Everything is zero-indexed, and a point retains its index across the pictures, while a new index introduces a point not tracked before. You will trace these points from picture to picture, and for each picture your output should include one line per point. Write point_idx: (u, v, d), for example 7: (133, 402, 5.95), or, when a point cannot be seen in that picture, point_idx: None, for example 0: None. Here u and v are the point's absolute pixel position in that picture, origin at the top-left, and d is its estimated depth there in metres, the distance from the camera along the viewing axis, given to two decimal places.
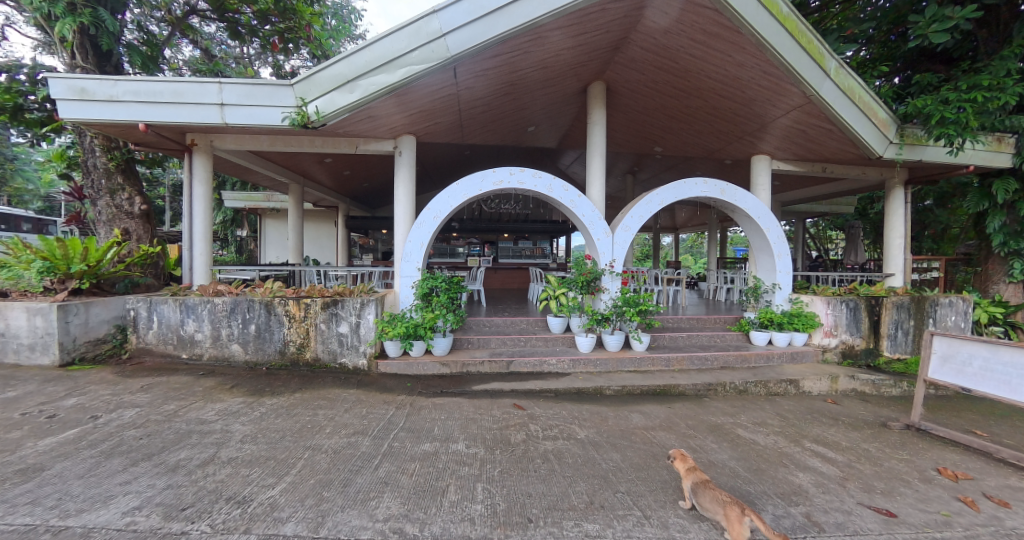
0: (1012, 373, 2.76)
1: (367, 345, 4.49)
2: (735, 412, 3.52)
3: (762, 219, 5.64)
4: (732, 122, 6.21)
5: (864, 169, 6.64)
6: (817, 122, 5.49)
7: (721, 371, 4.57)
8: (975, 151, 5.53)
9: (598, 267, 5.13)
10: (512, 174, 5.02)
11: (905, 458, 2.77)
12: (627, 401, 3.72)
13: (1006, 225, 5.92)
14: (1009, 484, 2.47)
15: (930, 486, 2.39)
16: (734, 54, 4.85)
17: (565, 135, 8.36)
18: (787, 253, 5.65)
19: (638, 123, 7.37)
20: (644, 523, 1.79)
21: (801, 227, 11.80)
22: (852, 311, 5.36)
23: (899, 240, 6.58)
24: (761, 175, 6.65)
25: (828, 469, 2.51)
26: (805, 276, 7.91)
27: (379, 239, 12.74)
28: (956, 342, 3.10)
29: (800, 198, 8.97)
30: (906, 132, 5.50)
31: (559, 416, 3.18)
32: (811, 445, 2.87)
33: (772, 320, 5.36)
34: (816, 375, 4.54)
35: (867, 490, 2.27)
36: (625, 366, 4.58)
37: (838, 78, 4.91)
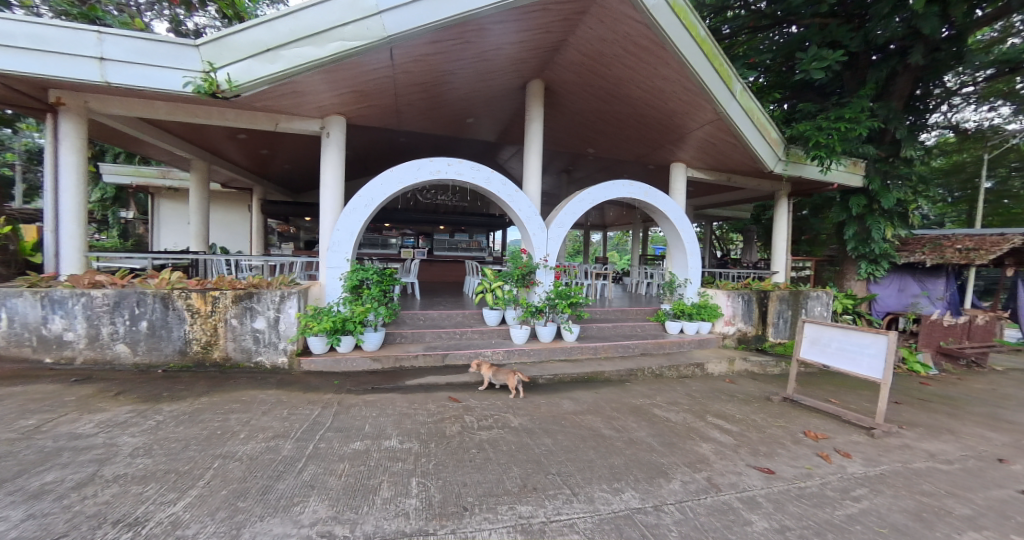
0: (859, 352, 3.41)
1: (288, 342, 4.15)
2: (652, 393, 3.90)
3: (678, 220, 6.24)
4: (656, 130, 6.74)
5: (760, 181, 7.59)
6: (725, 137, 6.20)
7: (642, 357, 5.02)
8: (838, 172, 6.68)
9: (533, 261, 5.28)
10: (450, 165, 4.94)
11: (783, 425, 3.31)
12: (559, 388, 3.91)
13: (856, 233, 7.28)
14: (852, 440, 3.09)
15: (799, 446, 2.88)
16: (660, 68, 5.27)
17: (504, 130, 8.39)
18: (698, 252, 6.32)
19: (573, 124, 7.66)
20: (572, 500, 1.92)
21: (709, 228, 13.33)
22: (746, 303, 6.20)
23: (783, 243, 7.71)
24: (677, 181, 7.34)
25: (725, 438, 2.91)
26: (709, 272, 8.96)
27: (302, 227, 11.75)
28: (822, 327, 3.76)
29: (710, 203, 10.09)
30: (791, 151, 6.44)
31: (494, 406, 3.25)
32: (713, 419, 3.29)
33: (685, 311, 5.99)
34: (718, 359, 5.21)
35: (754, 454, 2.66)
36: (557, 355, 4.79)
37: (742, 99, 5.60)
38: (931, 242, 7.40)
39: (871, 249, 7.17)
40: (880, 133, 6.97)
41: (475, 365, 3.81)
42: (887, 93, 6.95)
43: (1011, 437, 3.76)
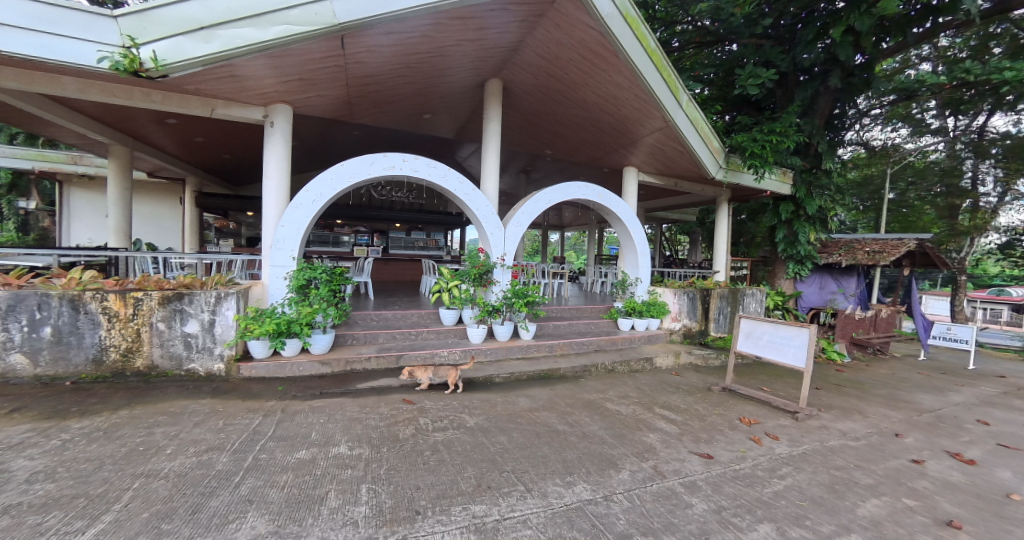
0: (787, 344, 3.75)
1: (224, 347, 3.83)
2: (605, 388, 4.05)
3: (629, 222, 6.51)
4: (610, 134, 6.96)
5: (703, 187, 8.08)
6: (672, 144, 6.55)
7: (596, 353, 5.18)
8: (770, 181, 7.29)
9: (490, 260, 5.26)
10: (405, 161, 4.80)
11: (721, 413, 3.56)
12: (515, 386, 3.94)
13: (785, 235, 7.98)
14: (779, 424, 3.40)
15: (735, 432, 3.12)
16: (613, 75, 5.47)
17: (462, 128, 8.29)
18: (647, 252, 6.62)
19: (530, 124, 7.72)
20: (526, 496, 1.94)
21: (659, 230, 14.05)
22: (690, 300, 6.62)
23: (723, 244, 8.28)
24: (630, 184, 7.63)
25: (671, 427, 3.08)
26: (658, 271, 9.43)
27: (243, 222, 10.92)
28: (756, 322, 4.08)
29: (659, 206, 10.63)
30: (731, 160, 6.93)
31: (449, 407, 3.21)
32: (660, 411, 3.46)
33: (635, 308, 6.26)
34: (665, 354, 5.51)
35: (696, 440, 2.85)
36: (514, 354, 4.82)
37: (687, 109, 5.95)
38: (846, 245, 8.30)
39: (797, 250, 7.92)
40: (805, 147, 7.71)
41: (408, 370, 3.62)
42: (811, 112, 7.69)
43: (906, 415, 4.32)
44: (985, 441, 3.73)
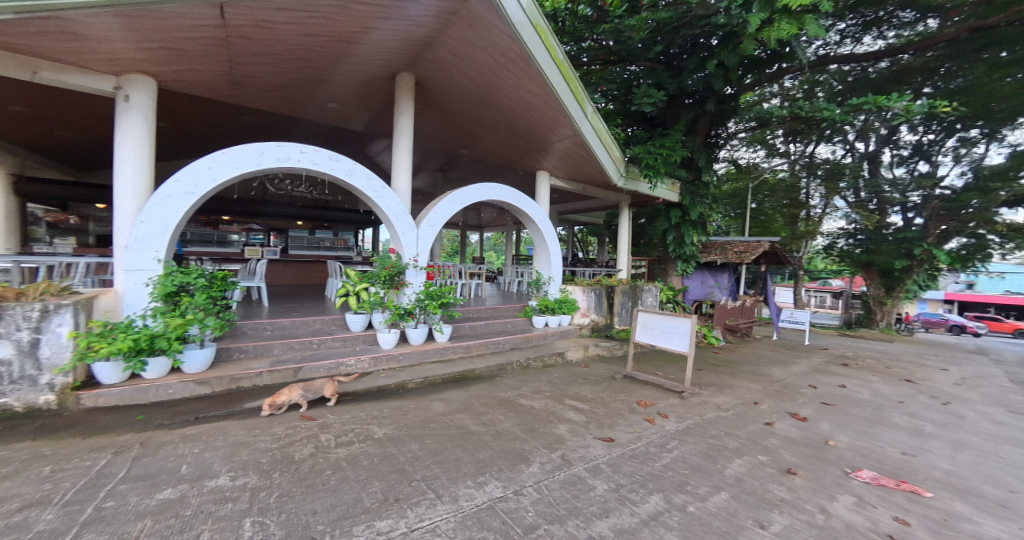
0: (676, 332, 4.27)
1: (55, 374, 3.05)
2: (519, 385, 4.16)
3: (542, 224, 6.78)
4: (524, 138, 7.18)
5: (608, 192, 8.78)
6: (580, 151, 7.00)
7: (511, 352, 5.29)
8: (660, 189, 8.20)
9: (402, 261, 5.05)
10: (303, 153, 4.35)
11: (623, 399, 3.90)
12: (429, 390, 3.83)
13: (674, 237, 9.08)
14: (669, 404, 3.84)
15: (633, 415, 3.45)
16: (525, 81, 5.65)
17: (372, 122, 7.80)
18: (559, 253, 6.97)
19: (445, 124, 7.57)
20: (437, 503, 1.89)
21: (571, 232, 14.93)
22: (597, 296, 7.18)
23: (625, 245, 9.06)
24: (542, 187, 7.94)
25: (578, 417, 3.27)
26: (569, 271, 10.02)
27: (90, 216, 8.91)
28: (651, 315, 4.56)
29: (570, 209, 11.29)
30: (631, 169, 7.64)
31: (356, 419, 2.99)
32: (570, 402, 3.67)
33: (548, 306, 6.54)
34: (576, 347, 5.88)
35: (600, 427, 3.07)
36: (429, 357, 4.69)
37: (592, 120, 6.43)
38: (720, 246, 9.72)
39: (685, 250, 9.08)
40: (690, 161, 8.86)
41: (269, 405, 3.03)
42: (694, 131, 8.83)
43: (763, 386, 5.23)
44: (814, 402, 4.69)
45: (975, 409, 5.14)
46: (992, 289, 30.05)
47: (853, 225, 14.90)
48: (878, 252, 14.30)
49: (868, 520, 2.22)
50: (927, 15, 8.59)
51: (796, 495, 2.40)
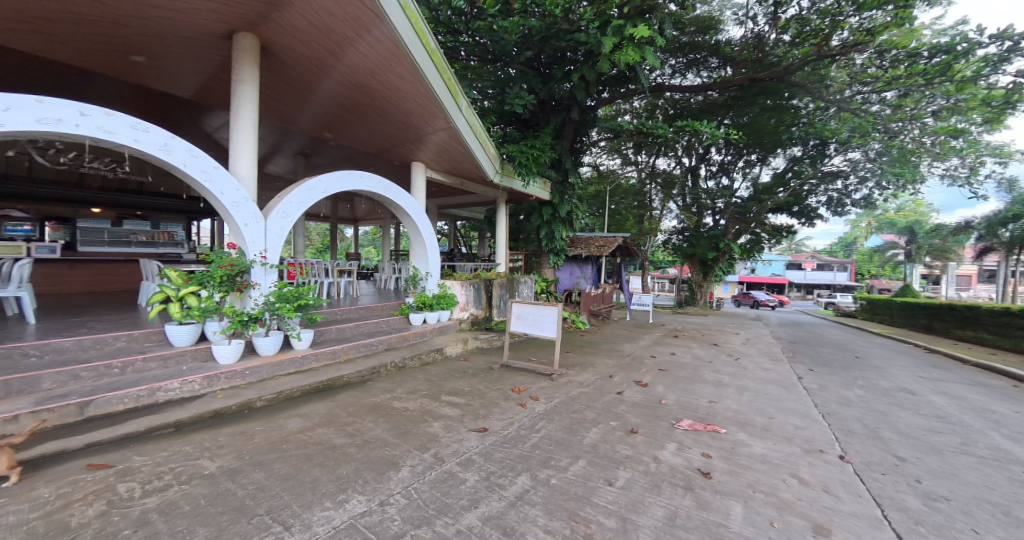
0: (546, 320, 4.62)
1: None
2: (393, 387, 3.96)
3: (418, 217, 6.52)
4: (397, 126, 6.78)
5: (485, 188, 8.89)
6: (456, 145, 6.95)
7: (385, 353, 5.00)
8: (533, 187, 8.71)
9: (245, 258, 4.28)
10: (83, 115, 3.25)
11: (498, 388, 4.05)
12: (285, 407, 3.35)
13: (546, 233, 9.79)
14: (540, 388, 4.13)
15: (507, 402, 3.61)
16: (394, 65, 5.33)
17: (201, 89, 6.34)
18: (436, 247, 6.83)
19: (301, 104, 6.60)
20: (284, 536, 1.65)
21: (452, 227, 14.88)
22: (476, 291, 7.35)
23: (502, 240, 9.30)
24: (418, 179, 7.59)
25: (454, 411, 3.27)
26: (449, 266, 9.96)
27: None
28: (524, 306, 4.83)
29: (449, 204, 11.19)
30: (506, 167, 7.91)
31: (178, 456, 2.41)
32: (446, 398, 3.64)
33: (426, 302, 6.39)
34: (454, 342, 5.92)
35: (474, 418, 3.13)
36: (285, 369, 4.10)
37: (466, 115, 6.46)
38: (584, 241, 10.89)
39: (555, 244, 9.89)
40: (559, 163, 9.65)
41: None
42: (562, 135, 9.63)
43: (617, 360, 6.07)
44: (653, 369, 5.64)
45: (753, 361, 6.90)
46: (765, 271, 40.73)
47: (681, 224, 18.67)
48: (698, 245, 17.92)
49: (684, 460, 2.77)
50: (726, 64, 10.84)
51: (636, 450, 2.84)
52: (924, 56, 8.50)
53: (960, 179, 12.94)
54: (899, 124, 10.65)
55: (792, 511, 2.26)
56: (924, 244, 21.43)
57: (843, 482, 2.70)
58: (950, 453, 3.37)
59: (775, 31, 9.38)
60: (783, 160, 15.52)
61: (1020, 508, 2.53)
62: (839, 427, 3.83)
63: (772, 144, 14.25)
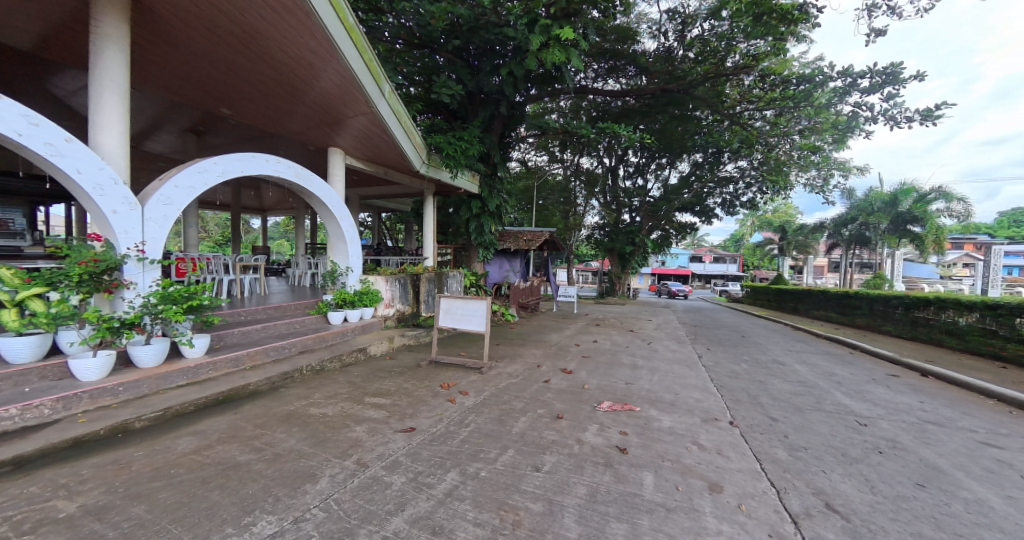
0: (475, 314, 4.62)
1: None
2: (309, 392, 3.66)
3: (336, 208, 6.03)
4: (311, 107, 6.17)
5: (411, 178, 8.53)
6: (378, 132, 6.54)
7: (299, 356, 4.58)
8: (461, 180, 8.60)
9: (115, 252, 3.57)
10: None
11: (426, 385, 3.96)
12: (175, 426, 2.90)
13: (475, 226, 9.73)
14: (469, 382, 4.13)
15: (436, 399, 3.55)
16: (306, 40, 4.83)
17: (46, 39, 5.09)
18: (357, 240, 6.39)
19: (187, 77, 5.61)
20: None
21: (376, 220, 14.09)
22: (402, 286, 7.11)
23: (430, 234, 9.00)
24: (336, 166, 6.96)
25: (378, 413, 3.12)
26: (372, 260, 9.43)
27: None
28: (453, 301, 4.76)
29: (372, 194, 10.57)
30: (432, 158, 7.70)
31: (19, 501, 1.94)
32: (370, 400, 3.46)
33: (346, 299, 5.99)
34: (379, 340, 5.66)
35: (401, 418, 3.02)
36: (173, 381, 3.53)
37: (389, 100, 6.13)
38: (512, 235, 11.10)
39: (484, 238, 9.83)
40: (488, 157, 9.64)
41: None
42: (491, 128, 9.60)
43: (544, 350, 6.30)
44: (577, 357, 5.97)
45: (662, 344, 7.67)
46: (673, 263, 45.36)
47: (602, 220, 19.96)
48: (616, 240, 19.29)
49: (604, 439, 2.98)
50: (641, 74, 11.66)
51: (561, 434, 2.98)
52: (793, 84, 9.98)
53: (818, 187, 15.67)
54: (776, 139, 12.49)
55: (693, 474, 2.56)
56: (792, 240, 25.64)
57: (732, 443, 3.13)
58: (808, 410, 4.10)
59: (682, 48, 10.36)
60: (687, 164, 17.33)
61: (854, 449, 3.17)
62: (729, 397, 4.43)
63: (679, 149, 15.82)
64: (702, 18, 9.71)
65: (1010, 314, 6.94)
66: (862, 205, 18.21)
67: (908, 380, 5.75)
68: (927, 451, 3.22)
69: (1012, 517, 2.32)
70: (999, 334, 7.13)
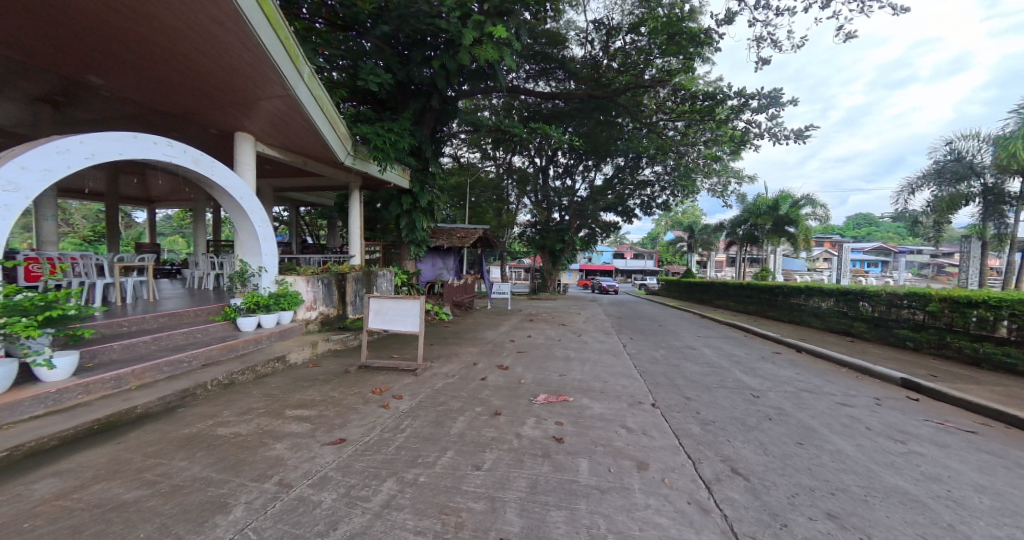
0: (408, 313, 4.46)
1: None
2: (216, 410, 3.23)
3: (245, 200, 5.37)
4: (210, 88, 5.36)
5: (335, 171, 7.90)
6: (296, 119, 5.97)
7: (202, 371, 4.00)
8: (392, 174, 8.23)
9: None
10: None
11: (356, 392, 3.73)
12: (31, 466, 2.35)
13: (406, 223, 9.39)
14: (403, 386, 3.98)
15: (367, 405, 3.36)
16: (208, 12, 4.22)
17: None
18: (272, 237, 5.77)
19: (32, 42, 4.48)
20: None
21: (293, 215, 12.88)
22: (325, 286, 6.62)
23: (357, 230, 8.46)
24: (244, 154, 6.17)
25: (302, 427, 2.86)
26: (290, 259, 8.61)
27: None
28: (383, 301, 4.53)
29: (289, 187, 9.63)
30: (358, 150, 7.26)
31: None
32: (291, 413, 3.16)
33: (259, 303, 5.41)
34: (300, 346, 5.19)
35: (329, 430, 2.80)
36: (25, 413, 2.76)
37: (309, 84, 5.65)
38: (445, 232, 10.90)
39: (416, 235, 9.53)
40: (419, 151, 9.33)
41: None
42: (423, 122, 9.30)
43: (479, 348, 6.29)
44: (512, 352, 6.06)
45: (591, 336, 8.11)
46: (599, 260, 48.23)
47: (533, 218, 20.49)
48: (547, 238, 19.96)
49: (542, 431, 3.06)
50: (569, 79, 12.13)
51: (500, 431, 3.00)
52: (699, 100, 11.14)
53: (719, 192, 17.75)
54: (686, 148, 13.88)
55: (623, 455, 2.74)
56: (698, 238, 28.74)
57: (654, 424, 3.42)
58: (715, 388, 4.63)
59: (607, 57, 11.01)
60: (611, 167, 18.50)
61: (750, 418, 3.65)
62: (650, 381, 4.83)
63: (604, 152, 16.82)
64: (624, 32, 10.39)
65: (855, 298, 8.55)
66: (752, 208, 21.04)
67: (787, 356, 6.78)
68: (803, 415, 3.83)
69: (863, 461, 2.86)
70: (848, 315, 8.73)
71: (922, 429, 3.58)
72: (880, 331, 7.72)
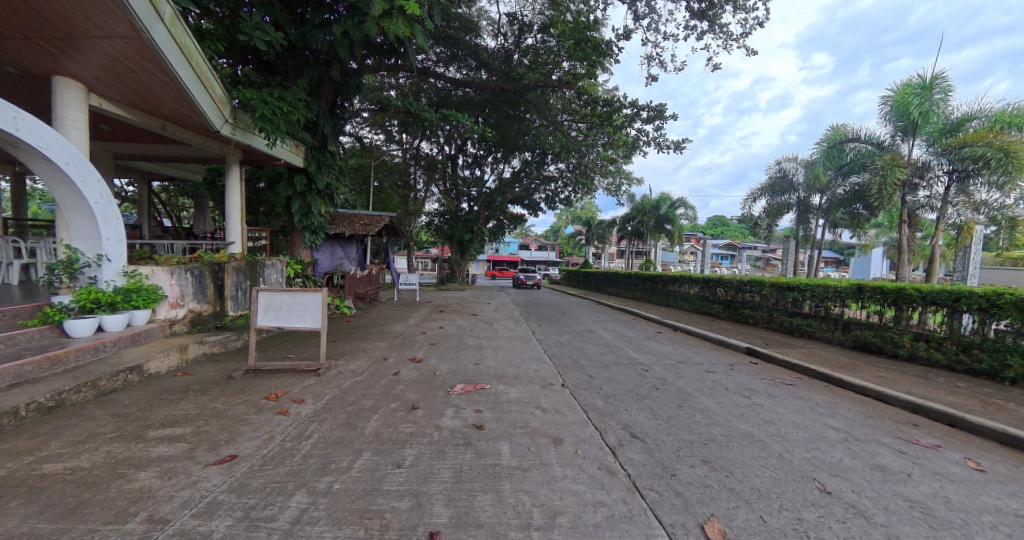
0: (306, 309, 3.99)
1: None
2: (40, 443, 2.49)
3: (73, 167, 4.12)
4: (9, 17, 3.93)
5: (205, 139, 6.62)
6: (149, 69, 4.80)
7: (11, 392, 3.03)
8: (282, 149, 7.24)
9: None
10: None
11: (244, 400, 3.25)
12: None
13: (299, 206, 8.39)
14: (303, 388, 3.59)
15: (261, 414, 2.96)
16: None
17: None
18: (116, 216, 4.60)
19: None
20: None
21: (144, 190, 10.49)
22: (196, 278, 5.59)
23: (236, 212, 7.23)
24: (68, 107, 4.78)
25: (174, 449, 2.38)
26: (142, 245, 7.04)
27: None
28: (274, 295, 3.98)
29: (138, 154, 7.81)
30: (238, 117, 6.22)
31: None
32: (156, 434, 2.60)
33: (99, 301, 4.32)
34: (163, 351, 4.31)
35: (211, 448, 2.39)
36: None
37: (169, 27, 4.59)
38: (346, 218, 10.02)
39: (311, 221, 8.59)
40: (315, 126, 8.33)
41: None
42: (319, 92, 8.30)
43: (387, 341, 5.96)
44: (423, 345, 5.88)
45: (500, 324, 8.28)
46: (506, 250, 49.23)
47: (441, 207, 20.03)
48: (456, 228, 19.72)
49: (461, 421, 3.04)
50: (480, 68, 12.06)
51: (417, 425, 2.90)
52: (601, 105, 12.02)
53: (612, 191, 19.55)
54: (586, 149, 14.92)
55: (539, 434, 2.88)
56: (594, 232, 31.35)
57: (565, 402, 3.65)
58: (611, 366, 5.14)
59: (519, 53, 11.21)
60: (519, 161, 19.00)
61: (642, 389, 4.15)
62: (557, 363, 5.15)
63: (512, 145, 17.17)
64: (535, 30, 10.67)
65: (714, 284, 10.29)
66: (639, 207, 23.65)
67: (667, 335, 7.84)
68: (681, 383, 4.49)
69: (724, 414, 3.49)
70: (709, 298, 10.46)
71: (761, 386, 4.49)
72: (730, 311, 9.44)
